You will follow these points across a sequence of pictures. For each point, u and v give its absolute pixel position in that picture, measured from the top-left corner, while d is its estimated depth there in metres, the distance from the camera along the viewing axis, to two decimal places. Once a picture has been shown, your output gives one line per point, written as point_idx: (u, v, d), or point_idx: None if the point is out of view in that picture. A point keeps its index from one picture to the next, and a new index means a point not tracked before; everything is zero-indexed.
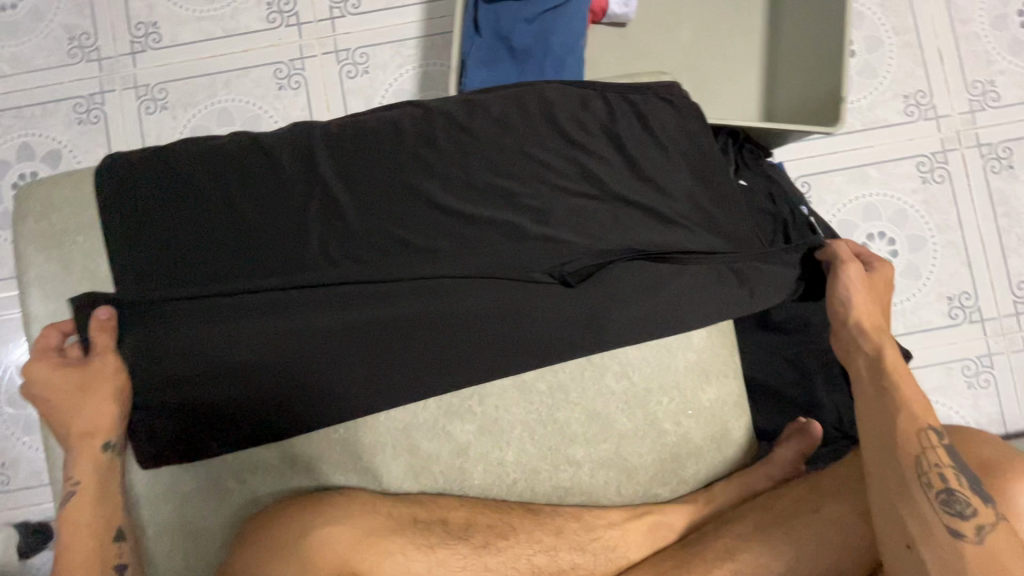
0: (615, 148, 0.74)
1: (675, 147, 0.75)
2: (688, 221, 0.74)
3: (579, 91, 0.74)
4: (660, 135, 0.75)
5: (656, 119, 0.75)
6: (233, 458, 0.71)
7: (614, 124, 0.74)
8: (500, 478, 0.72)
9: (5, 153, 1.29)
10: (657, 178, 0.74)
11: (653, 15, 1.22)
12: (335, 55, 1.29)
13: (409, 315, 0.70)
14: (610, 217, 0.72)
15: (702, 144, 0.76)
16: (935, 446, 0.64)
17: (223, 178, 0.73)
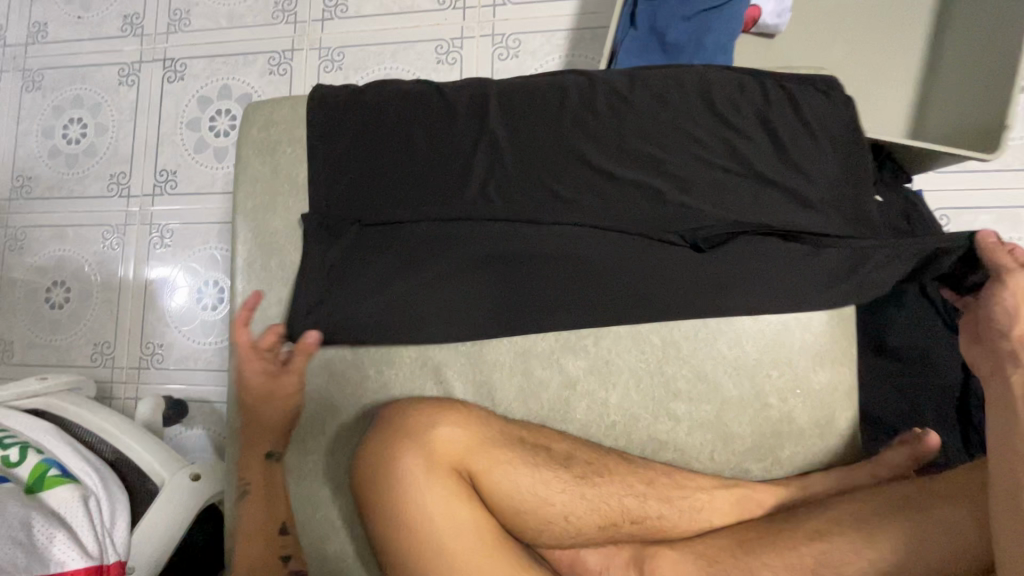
0: (765, 131, 0.78)
1: (824, 138, 0.78)
2: (827, 211, 0.77)
3: (738, 76, 0.79)
4: (810, 126, 0.79)
5: (810, 110, 0.78)
6: (375, 350, 0.82)
7: (768, 110, 0.78)
8: (600, 417, 0.78)
9: (209, 91, 1.55)
10: (801, 164, 0.77)
11: (806, 30, 1.23)
12: (491, 37, 1.41)
13: (548, 254, 0.79)
14: (749, 195, 0.77)
15: (854, 139, 0.78)
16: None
17: (408, 114, 0.85)
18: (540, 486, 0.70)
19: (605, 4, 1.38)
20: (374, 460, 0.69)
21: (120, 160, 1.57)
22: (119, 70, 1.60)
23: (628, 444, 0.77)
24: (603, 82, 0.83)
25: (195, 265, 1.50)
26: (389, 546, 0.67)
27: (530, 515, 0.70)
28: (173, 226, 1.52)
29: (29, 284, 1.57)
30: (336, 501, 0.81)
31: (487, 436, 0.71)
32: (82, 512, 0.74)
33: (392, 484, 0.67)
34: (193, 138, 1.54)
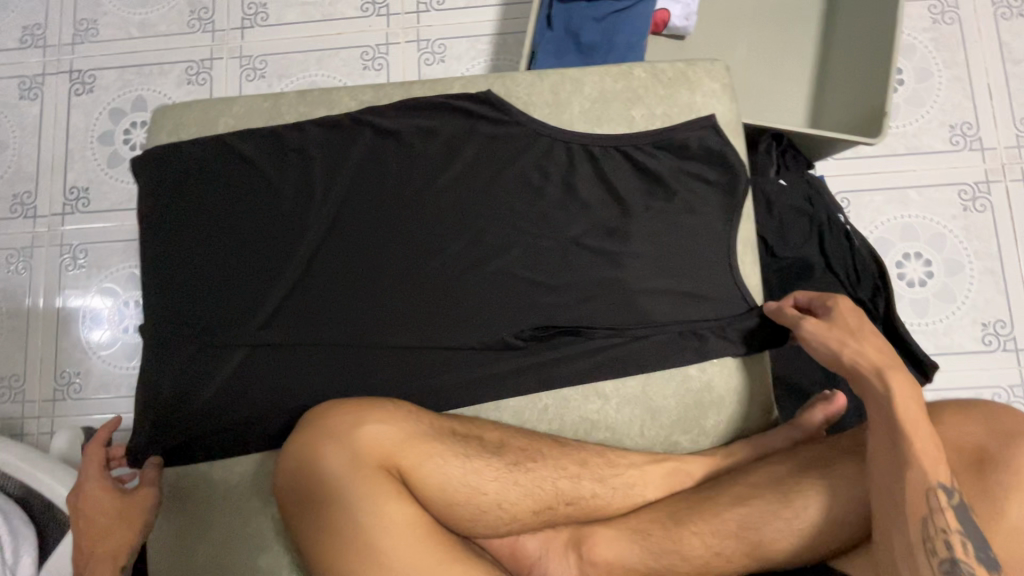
0: (581, 198, 0.80)
1: (638, 197, 0.79)
2: (642, 268, 0.79)
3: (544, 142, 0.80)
4: (631, 179, 0.80)
5: (616, 171, 0.80)
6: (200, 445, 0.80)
7: (574, 173, 0.80)
8: (533, 403, 0.79)
9: (122, 103, 1.47)
10: (618, 227, 0.79)
11: (712, 32, 1.32)
12: (417, 43, 1.43)
13: (367, 333, 0.80)
14: (561, 259, 0.80)
15: (675, 188, 0.79)
16: (944, 509, 0.61)
17: (227, 191, 0.83)
18: (471, 476, 0.69)
19: (526, 9, 1.43)
20: (298, 465, 0.68)
21: (24, 179, 1.47)
22: (18, 83, 1.50)
23: (561, 426, 0.79)
24: (416, 155, 0.82)
25: (114, 286, 1.42)
26: (320, 550, 0.66)
27: (466, 505, 0.69)
28: (87, 245, 1.44)
29: None
30: (266, 511, 0.78)
31: (415, 431, 0.69)
32: None
33: (318, 484, 0.67)
34: (105, 153, 1.46)
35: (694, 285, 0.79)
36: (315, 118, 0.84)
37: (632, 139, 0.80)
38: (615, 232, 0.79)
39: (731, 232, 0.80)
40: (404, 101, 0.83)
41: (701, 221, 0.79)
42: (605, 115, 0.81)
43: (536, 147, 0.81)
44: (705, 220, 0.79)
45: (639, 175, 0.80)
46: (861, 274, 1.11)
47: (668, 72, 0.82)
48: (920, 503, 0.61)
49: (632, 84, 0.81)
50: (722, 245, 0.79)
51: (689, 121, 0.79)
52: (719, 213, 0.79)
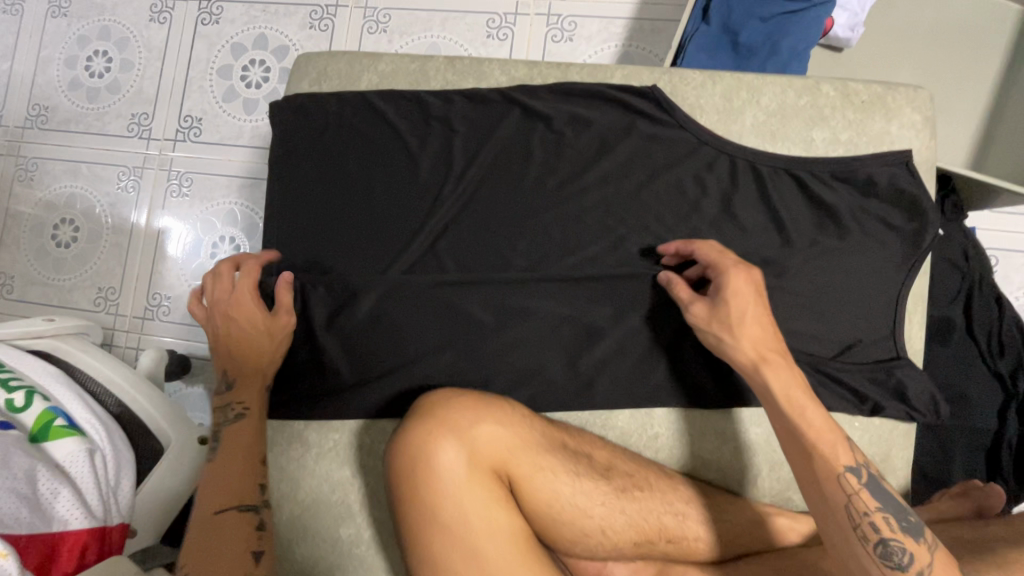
0: (739, 218, 0.73)
1: (804, 227, 0.72)
2: (793, 305, 0.72)
3: (708, 154, 0.74)
4: (798, 207, 0.72)
5: (781, 199, 0.73)
6: (299, 402, 0.79)
7: (735, 193, 0.73)
8: (643, 428, 0.75)
9: (244, 38, 1.47)
10: (775, 258, 0.72)
11: (879, 49, 1.18)
12: (547, 17, 1.35)
13: (487, 320, 0.76)
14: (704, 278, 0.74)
15: (847, 228, 0.71)
16: (858, 491, 0.58)
17: (368, 150, 0.81)
18: (580, 496, 0.67)
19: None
20: (411, 451, 0.66)
21: (144, 100, 1.51)
22: (151, 6, 1.53)
23: (669, 458, 0.74)
24: (566, 145, 0.78)
25: (212, 219, 1.44)
26: (419, 541, 0.64)
27: (567, 525, 0.67)
28: (193, 174, 1.46)
29: (37, 217, 1.51)
30: (353, 483, 0.76)
31: (528, 439, 0.68)
32: (88, 468, 0.69)
33: (430, 477, 0.64)
34: (222, 86, 1.47)
35: (847, 332, 0.72)
36: (462, 88, 0.80)
37: (809, 164, 0.72)
38: (770, 262, 0.72)
39: (902, 281, 0.71)
40: (561, 86, 0.78)
41: (871, 262, 0.71)
42: (783, 130, 0.73)
43: (695, 157, 0.74)
44: (875, 265, 0.71)
45: (808, 205, 0.72)
46: (1006, 347, 0.97)
47: (863, 94, 0.72)
48: (835, 489, 0.58)
49: (819, 102, 0.72)
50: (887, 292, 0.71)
51: (878, 155, 0.71)
52: (893, 260, 0.71)
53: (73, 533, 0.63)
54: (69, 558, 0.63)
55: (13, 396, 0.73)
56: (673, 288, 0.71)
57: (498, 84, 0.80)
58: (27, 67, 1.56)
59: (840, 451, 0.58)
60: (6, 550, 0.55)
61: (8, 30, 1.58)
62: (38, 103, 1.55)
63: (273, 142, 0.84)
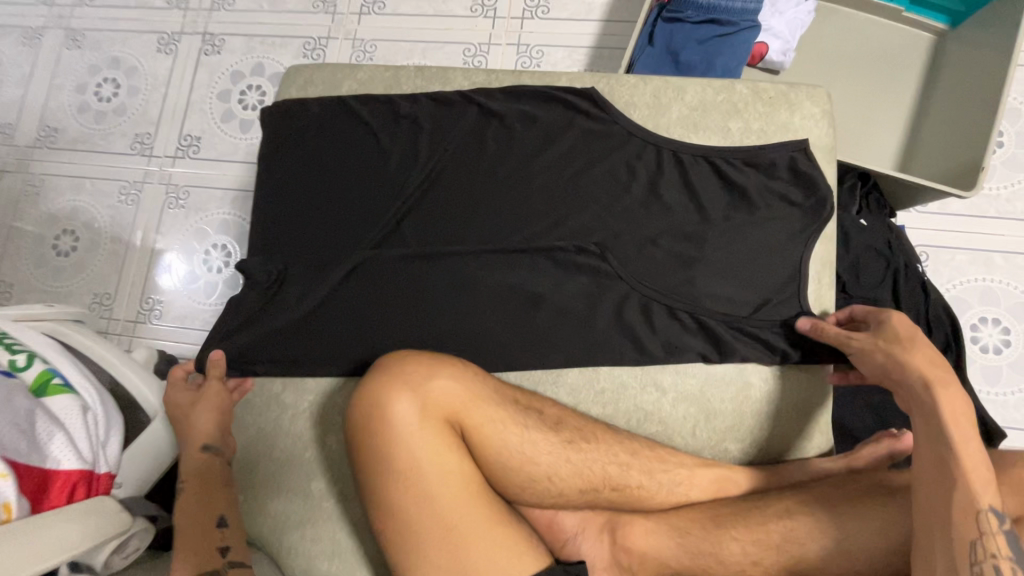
0: (664, 197, 0.84)
1: (720, 206, 0.82)
2: (712, 270, 0.81)
3: (636, 144, 0.85)
4: (715, 186, 0.83)
5: (699, 182, 0.83)
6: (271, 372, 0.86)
7: (660, 176, 0.84)
8: (590, 384, 0.82)
9: (243, 66, 1.62)
10: (696, 232, 0.82)
11: (808, 72, 1.33)
12: (517, 47, 1.51)
13: (446, 291, 0.85)
14: (636, 249, 0.83)
15: (758, 203, 0.82)
16: (995, 533, 0.57)
17: (344, 145, 0.92)
18: (527, 445, 0.74)
19: (626, 28, 1.49)
20: (369, 405, 0.72)
21: (147, 121, 1.63)
22: (159, 38, 1.68)
23: (614, 412, 0.81)
24: (516, 139, 0.89)
25: (206, 228, 1.54)
26: (378, 487, 0.71)
27: (517, 472, 0.74)
28: (189, 188, 1.57)
29: (40, 229, 1.60)
30: (324, 442, 0.83)
31: (480, 393, 0.74)
32: (82, 420, 0.75)
33: (386, 427, 0.71)
34: (221, 108, 1.60)
35: (762, 295, 0.80)
36: (429, 91, 0.92)
37: (722, 150, 0.83)
38: (693, 235, 0.82)
39: (809, 249, 0.81)
40: (512, 88, 0.90)
41: (780, 233, 0.81)
42: (703, 122, 0.84)
43: (627, 148, 0.86)
44: (783, 235, 0.81)
45: (724, 187, 0.83)
46: (932, 326, 1.08)
47: (770, 91, 0.84)
48: (966, 525, 0.58)
49: (733, 99, 0.85)
50: (795, 258, 0.81)
51: (781, 142, 0.82)
52: (799, 232, 0.80)
53: (64, 472, 0.69)
54: (60, 495, 0.68)
55: (16, 358, 0.80)
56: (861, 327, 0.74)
57: (460, 88, 0.92)
58: (40, 93, 1.69)
59: (963, 427, 0.62)
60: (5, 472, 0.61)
61: (26, 60, 1.72)
62: (48, 124, 1.67)
63: (262, 141, 0.95)
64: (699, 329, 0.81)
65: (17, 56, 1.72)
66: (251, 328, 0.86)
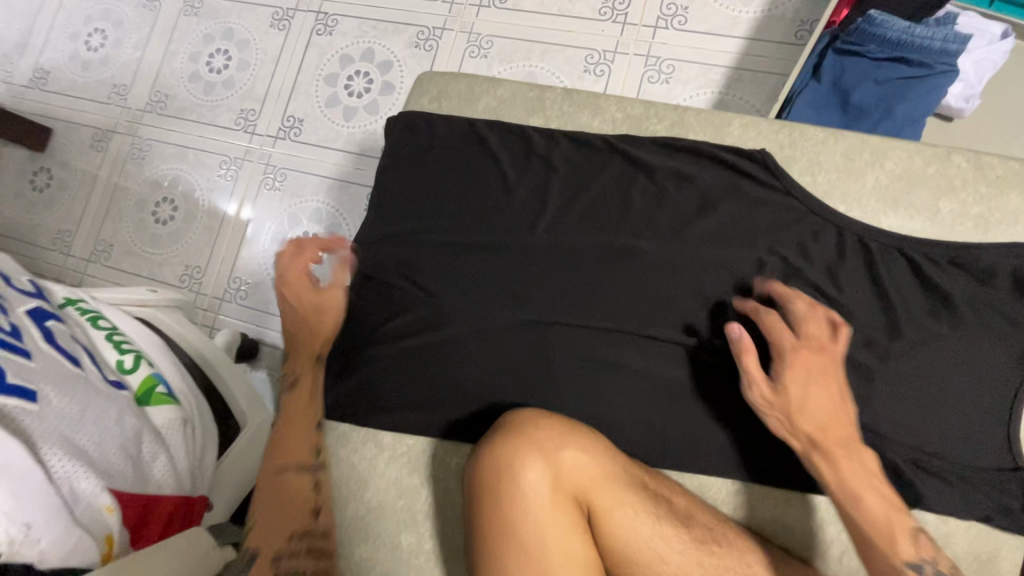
0: (841, 293, 0.69)
1: (914, 312, 0.68)
2: (894, 388, 0.67)
3: (812, 223, 0.71)
4: (910, 286, 0.68)
5: (890, 277, 0.69)
6: (366, 416, 0.79)
7: (840, 266, 0.70)
8: (722, 484, 0.72)
9: (353, 50, 1.56)
10: (880, 340, 0.68)
11: (999, 123, 1.12)
12: (646, 58, 1.37)
13: (568, 359, 0.75)
14: None
15: (968, 314, 0.67)
16: None
17: (471, 169, 0.82)
18: (658, 539, 0.65)
19: (774, 49, 1.32)
20: (495, 466, 0.66)
21: (253, 97, 1.61)
22: (273, 14, 1.65)
23: (748, 519, 0.71)
24: (666, 196, 0.76)
25: (298, 215, 1.52)
26: (489, 558, 0.63)
27: (642, 567, 0.65)
28: (287, 172, 1.54)
29: (141, 195, 1.63)
30: (422, 491, 0.77)
31: (612, 473, 0.67)
32: (179, 438, 0.72)
33: (514, 493, 0.64)
34: (327, 93, 1.56)
35: (951, 436, 0.66)
36: (577, 121, 0.82)
37: (923, 246, 0.68)
38: (873, 344, 0.68)
39: (1021, 383, 0.65)
40: (668, 138, 0.78)
41: (984, 360, 0.66)
42: (905, 197, 0.70)
43: (802, 224, 0.72)
44: (986, 361, 0.66)
45: (923, 289, 0.68)
46: None
47: (998, 168, 0.69)
48: None
49: (948, 172, 0.70)
50: (998, 395, 0.65)
51: (1002, 243, 0.67)
52: (1011, 359, 0.65)
53: (164, 501, 0.65)
54: (157, 522, 0.65)
55: (123, 358, 0.77)
56: (738, 354, 0.67)
57: (612, 120, 0.81)
58: (155, 57, 1.71)
59: None
60: (114, 506, 0.59)
61: (145, 22, 1.74)
62: (159, 90, 1.68)
63: (384, 154, 0.88)
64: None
65: (138, 19, 1.74)
66: (354, 367, 0.81)
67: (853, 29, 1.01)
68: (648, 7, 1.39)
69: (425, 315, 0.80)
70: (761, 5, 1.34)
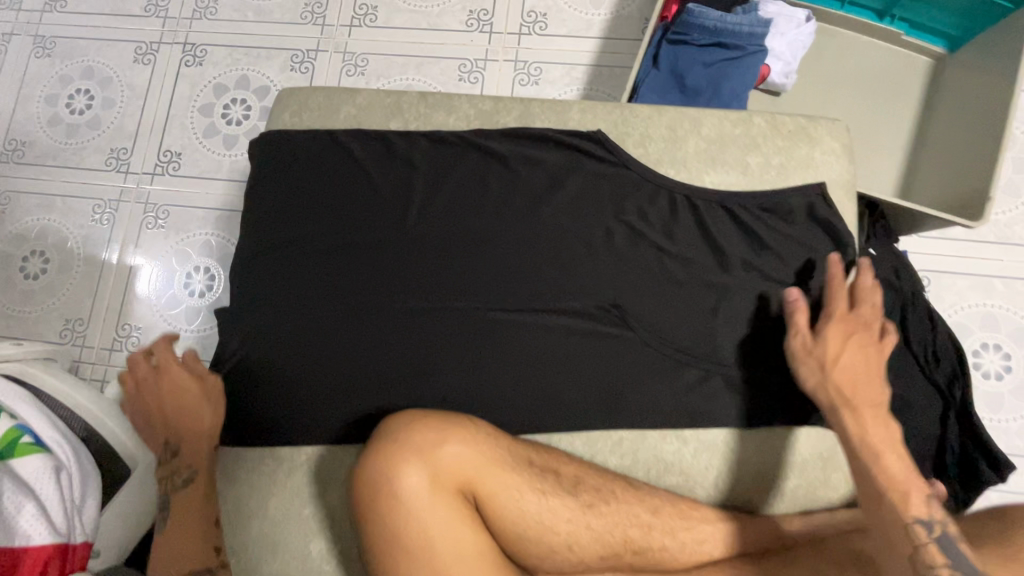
0: (677, 247, 0.78)
1: (740, 254, 0.78)
2: (731, 320, 0.77)
3: (647, 188, 0.80)
4: (732, 231, 0.79)
5: (718, 228, 0.79)
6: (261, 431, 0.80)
7: (676, 224, 0.79)
8: (605, 438, 0.78)
9: (226, 79, 1.54)
10: (718, 282, 0.78)
11: (810, 92, 1.30)
12: (515, 63, 1.46)
13: (450, 345, 0.79)
14: (660, 299, 0.78)
15: (782, 250, 0.78)
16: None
17: (336, 177, 0.84)
18: (545, 513, 0.70)
19: (626, 46, 1.45)
20: (377, 476, 0.68)
21: (124, 136, 1.54)
22: (136, 48, 1.59)
23: (633, 464, 0.77)
24: (519, 181, 0.82)
25: (187, 251, 1.46)
26: (385, 559, 0.67)
27: (533, 540, 0.71)
28: (171, 208, 1.49)
29: (5, 251, 1.50)
30: (328, 496, 0.78)
31: (496, 459, 0.70)
32: (55, 486, 0.70)
33: (396, 500, 0.67)
34: (204, 123, 1.52)
35: (779, 355, 0.77)
36: (435, 120, 0.87)
37: (737, 197, 0.79)
38: (714, 285, 0.78)
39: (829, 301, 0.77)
40: (517, 129, 0.84)
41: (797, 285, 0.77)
42: (721, 157, 0.81)
43: (639, 192, 0.80)
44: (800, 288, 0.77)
45: (743, 234, 0.79)
46: (938, 358, 0.97)
47: (788, 125, 0.82)
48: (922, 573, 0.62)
49: (752, 132, 0.81)
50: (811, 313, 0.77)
51: (799, 186, 0.79)
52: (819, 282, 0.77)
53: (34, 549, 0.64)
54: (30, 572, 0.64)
55: None
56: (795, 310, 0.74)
57: (466, 117, 0.87)
58: (6, 104, 1.59)
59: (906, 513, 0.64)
60: None
61: None
62: (15, 138, 1.57)
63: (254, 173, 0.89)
64: (713, 391, 0.76)
65: None
66: (238, 384, 0.81)
67: (680, 20, 1.14)
68: (511, 15, 1.49)
69: (307, 323, 0.80)
70: (610, 7, 1.47)
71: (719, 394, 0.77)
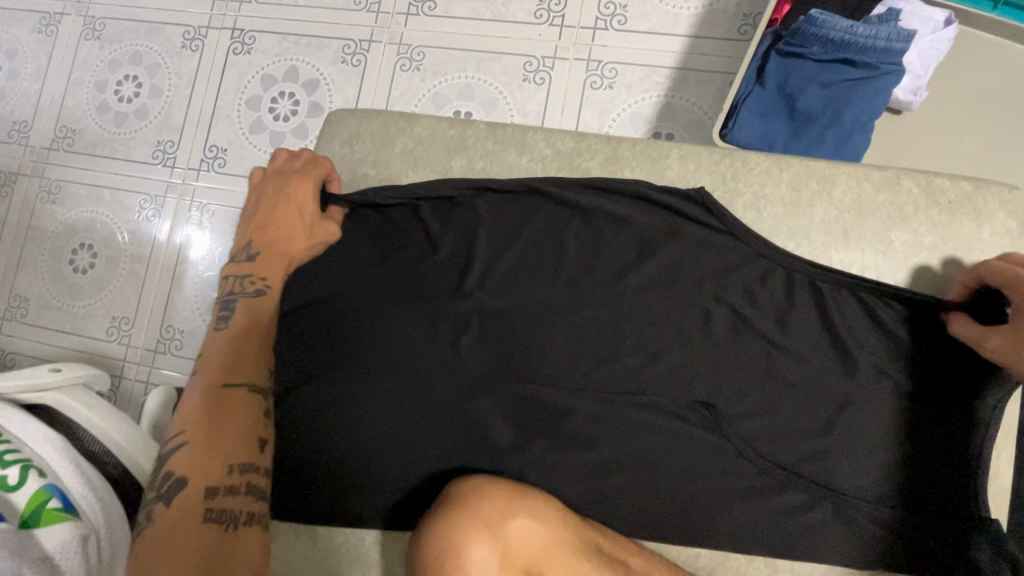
0: (790, 341, 0.65)
1: (871, 359, 0.64)
2: (852, 436, 0.64)
3: (758, 264, 0.66)
4: (861, 326, 0.64)
5: (845, 321, 0.64)
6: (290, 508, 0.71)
7: (792, 311, 0.65)
8: (680, 554, 0.65)
9: (275, 70, 1.44)
10: (839, 391, 0.64)
11: (945, 110, 1.07)
12: (587, 63, 1.30)
13: (511, 434, 0.68)
14: (766, 402, 0.65)
15: (924, 356, 0.63)
16: None
17: (393, 226, 0.74)
18: None
19: (718, 47, 1.26)
20: (439, 546, 0.60)
21: (170, 127, 1.48)
22: (184, 32, 1.51)
23: None
24: (603, 243, 0.70)
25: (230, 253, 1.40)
26: None
27: None
28: (215, 207, 1.43)
29: (56, 241, 1.49)
30: None
31: (565, 538, 0.62)
32: (79, 562, 0.65)
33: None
34: (249, 117, 1.44)
35: (909, 483, 0.63)
36: (504, 160, 0.74)
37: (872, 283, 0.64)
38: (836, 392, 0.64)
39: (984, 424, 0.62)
40: (602, 177, 0.71)
41: (939, 398, 0.63)
42: (854, 228, 0.66)
43: (747, 266, 0.66)
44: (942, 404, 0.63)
45: (878, 331, 0.64)
46: None
47: (948, 191, 0.65)
48: None
49: (898, 199, 0.65)
50: (955, 434, 0.63)
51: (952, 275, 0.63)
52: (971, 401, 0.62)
53: None
54: None
55: (5, 474, 0.68)
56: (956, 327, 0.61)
57: (540, 157, 0.74)
58: (58, 88, 1.55)
59: None
60: None
61: (43, 50, 1.57)
62: (66, 124, 1.53)
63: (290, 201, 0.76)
64: (819, 516, 0.63)
65: (34, 46, 1.58)
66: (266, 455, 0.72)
67: (795, 29, 0.95)
68: (586, 7, 1.31)
69: (349, 392, 0.71)
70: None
71: (827, 521, 0.63)
